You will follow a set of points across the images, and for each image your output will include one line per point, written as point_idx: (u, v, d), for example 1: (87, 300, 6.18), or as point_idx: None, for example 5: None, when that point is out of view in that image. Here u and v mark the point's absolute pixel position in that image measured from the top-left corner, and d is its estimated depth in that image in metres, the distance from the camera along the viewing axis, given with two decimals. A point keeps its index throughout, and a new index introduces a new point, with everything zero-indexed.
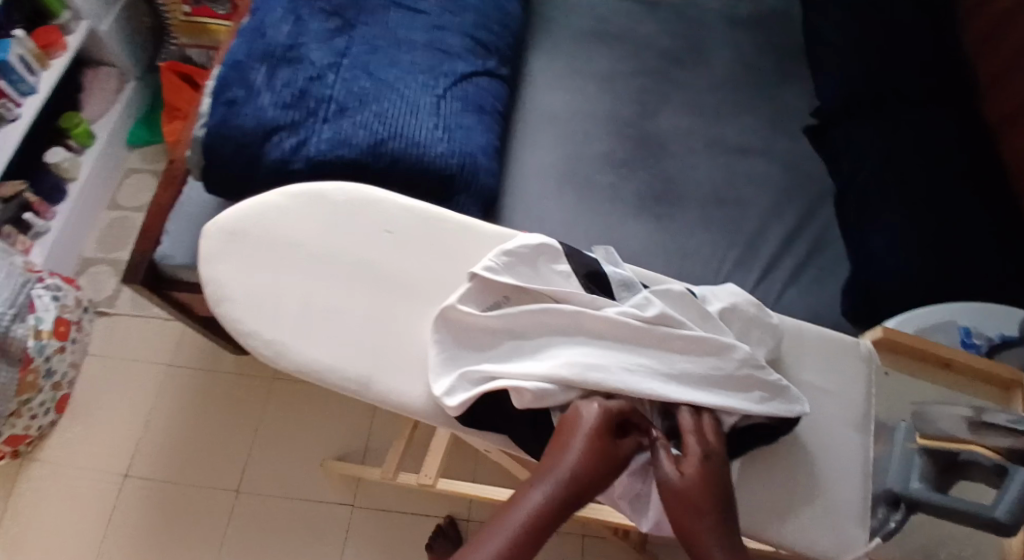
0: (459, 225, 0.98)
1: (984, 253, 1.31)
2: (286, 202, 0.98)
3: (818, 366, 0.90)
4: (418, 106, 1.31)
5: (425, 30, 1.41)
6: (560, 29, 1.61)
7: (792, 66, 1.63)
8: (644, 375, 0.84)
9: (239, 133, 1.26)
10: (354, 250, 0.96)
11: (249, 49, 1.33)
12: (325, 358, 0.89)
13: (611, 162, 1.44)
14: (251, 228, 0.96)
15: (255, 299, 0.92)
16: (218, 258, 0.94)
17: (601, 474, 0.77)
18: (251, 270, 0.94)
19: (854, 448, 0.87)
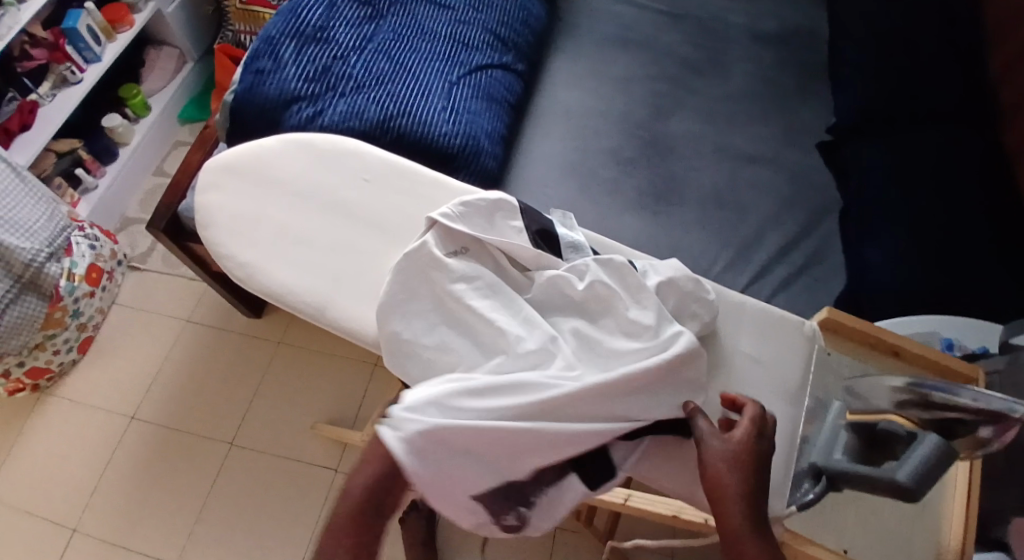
0: (429, 179, 1.05)
1: (987, 274, 1.27)
2: (278, 146, 1.07)
3: (754, 337, 1.04)
4: (430, 90, 1.37)
5: (448, 24, 1.47)
6: (586, 33, 1.64)
7: (815, 79, 1.57)
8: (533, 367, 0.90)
9: (263, 99, 1.34)
10: (330, 190, 1.04)
11: (282, 25, 1.40)
12: (284, 279, 0.99)
13: (618, 158, 1.46)
14: (244, 165, 1.06)
15: (236, 226, 1.02)
16: (211, 188, 1.05)
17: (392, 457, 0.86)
18: (237, 200, 1.04)
19: (782, 413, 1.01)
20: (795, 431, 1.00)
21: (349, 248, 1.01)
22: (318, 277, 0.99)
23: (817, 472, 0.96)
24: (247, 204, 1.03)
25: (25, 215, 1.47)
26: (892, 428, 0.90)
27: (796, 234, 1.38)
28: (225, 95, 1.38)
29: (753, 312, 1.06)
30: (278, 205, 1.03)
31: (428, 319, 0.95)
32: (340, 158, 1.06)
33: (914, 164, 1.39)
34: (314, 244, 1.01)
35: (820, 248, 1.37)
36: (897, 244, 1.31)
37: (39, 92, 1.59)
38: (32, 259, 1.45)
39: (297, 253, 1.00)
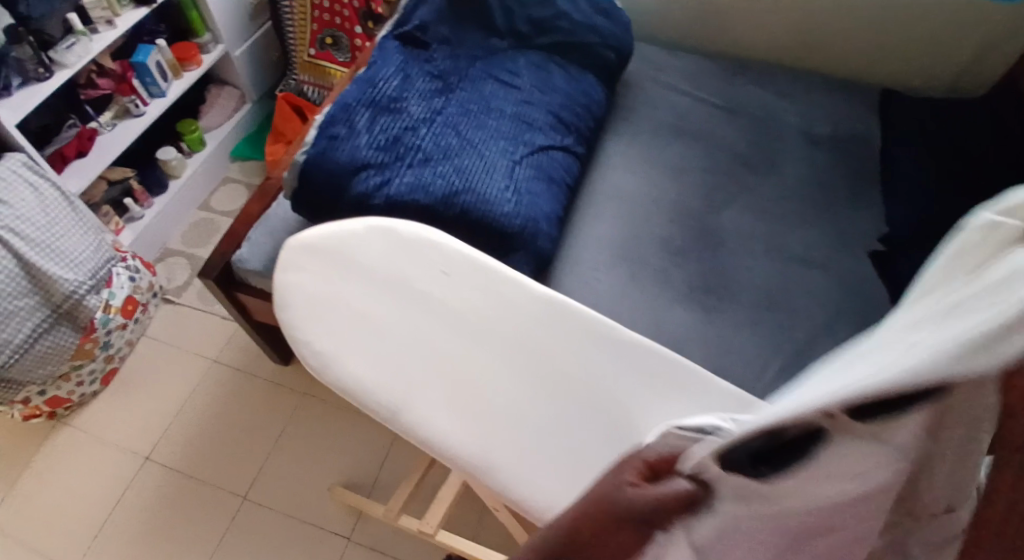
0: (512, 279, 0.97)
1: None
2: (362, 230, 1.02)
3: None
4: (494, 167, 1.38)
5: (514, 103, 1.49)
6: (642, 118, 1.65)
7: (865, 184, 1.52)
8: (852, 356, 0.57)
9: (333, 164, 1.36)
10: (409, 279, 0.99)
11: (359, 95, 1.43)
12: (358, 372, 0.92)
13: (669, 247, 1.45)
14: (328, 244, 1.02)
15: (313, 305, 0.97)
16: (292, 265, 1.00)
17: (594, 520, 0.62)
18: (315, 279, 0.99)
19: None
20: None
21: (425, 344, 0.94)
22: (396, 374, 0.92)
23: None
24: (325, 285, 0.98)
25: (73, 245, 1.47)
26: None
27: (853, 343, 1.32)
28: (296, 154, 1.39)
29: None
30: (354, 294, 0.98)
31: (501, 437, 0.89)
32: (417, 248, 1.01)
33: None
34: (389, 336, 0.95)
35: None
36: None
37: (100, 121, 1.62)
38: (73, 290, 1.45)
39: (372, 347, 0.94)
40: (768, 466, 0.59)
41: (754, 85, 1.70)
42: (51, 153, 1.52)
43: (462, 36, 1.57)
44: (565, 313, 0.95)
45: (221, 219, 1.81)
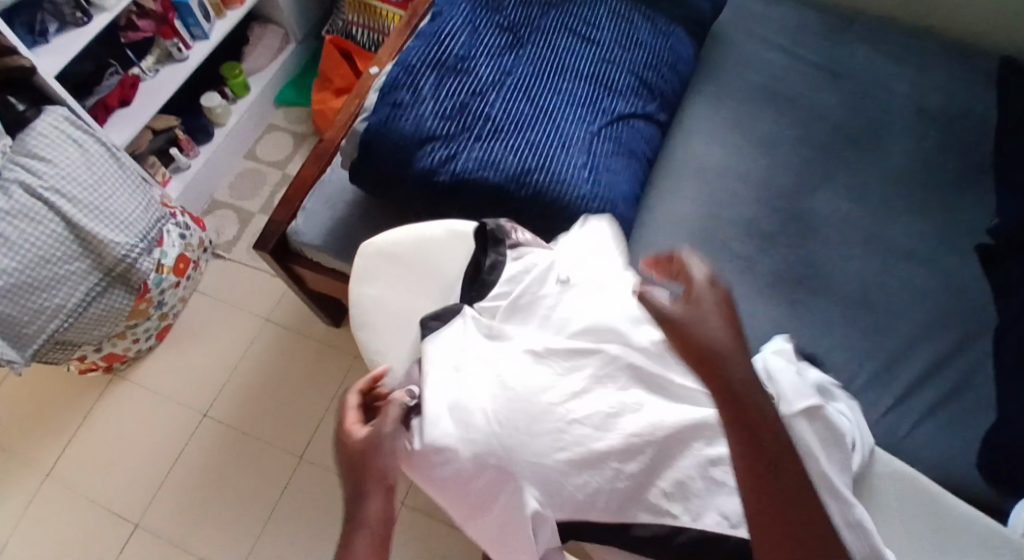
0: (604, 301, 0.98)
1: None
2: (440, 236, 1.09)
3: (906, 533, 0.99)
4: (570, 141, 1.26)
5: (593, 61, 1.36)
6: (730, 80, 1.51)
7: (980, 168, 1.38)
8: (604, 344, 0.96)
9: (397, 136, 1.23)
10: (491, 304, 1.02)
11: (421, 53, 1.29)
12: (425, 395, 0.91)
13: (752, 232, 1.35)
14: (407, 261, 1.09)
15: (392, 319, 1.06)
16: (366, 279, 1.08)
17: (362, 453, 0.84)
18: (391, 292, 1.07)
19: None
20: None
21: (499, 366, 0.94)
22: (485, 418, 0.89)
23: None
24: (403, 299, 1.07)
25: (122, 205, 1.41)
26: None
27: (950, 349, 1.22)
28: (355, 122, 1.27)
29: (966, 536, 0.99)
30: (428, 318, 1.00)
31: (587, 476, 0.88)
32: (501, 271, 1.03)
33: None
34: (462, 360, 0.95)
35: (972, 372, 1.20)
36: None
37: (142, 66, 1.54)
38: (125, 254, 1.39)
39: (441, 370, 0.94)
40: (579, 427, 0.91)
41: (861, 43, 1.54)
42: (94, 104, 1.46)
43: None
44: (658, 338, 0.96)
45: (268, 171, 1.73)
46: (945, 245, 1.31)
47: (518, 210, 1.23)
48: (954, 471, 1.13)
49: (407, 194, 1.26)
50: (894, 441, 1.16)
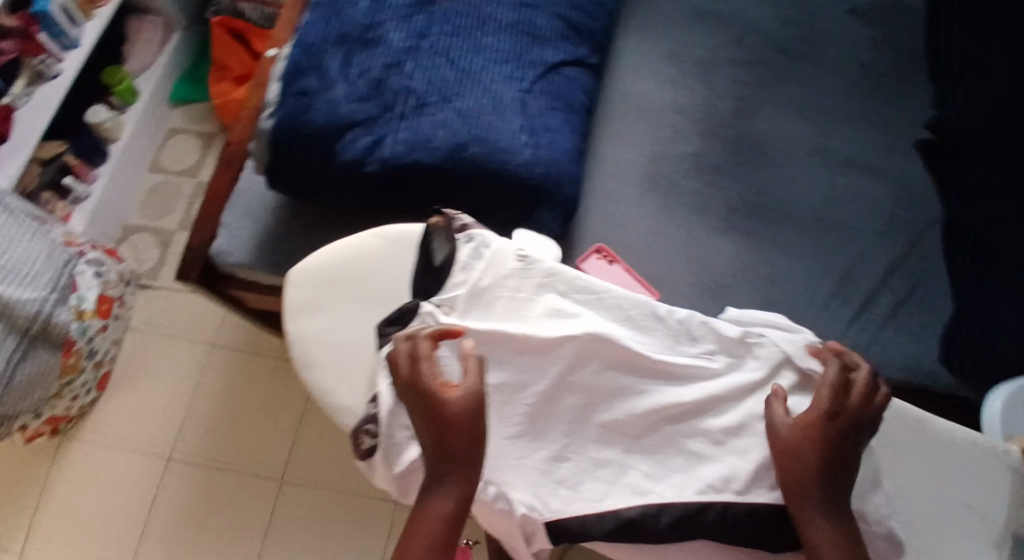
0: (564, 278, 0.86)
1: None
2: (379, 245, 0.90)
3: (962, 481, 0.89)
4: (503, 103, 1.15)
5: (512, 9, 1.24)
6: (656, 6, 1.43)
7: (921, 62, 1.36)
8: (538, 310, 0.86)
9: (312, 129, 1.07)
10: (448, 298, 0.86)
11: (321, 28, 1.12)
12: (385, 422, 0.79)
13: (700, 166, 1.29)
14: (344, 274, 0.89)
15: (346, 356, 0.87)
16: (305, 312, 0.88)
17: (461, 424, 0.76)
18: (339, 323, 0.88)
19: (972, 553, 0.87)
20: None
21: (463, 378, 0.82)
22: None
23: None
24: (352, 328, 0.87)
25: (23, 254, 1.26)
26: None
27: (903, 254, 1.22)
28: (259, 119, 1.09)
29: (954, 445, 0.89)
30: (381, 332, 0.84)
31: (574, 479, 0.82)
32: (453, 260, 0.87)
33: None
34: None
35: (927, 273, 1.21)
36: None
37: (11, 92, 1.35)
38: (40, 307, 1.26)
39: (405, 393, 0.81)
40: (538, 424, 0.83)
41: None
42: None
43: None
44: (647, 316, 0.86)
45: (179, 181, 1.59)
46: (885, 149, 1.30)
47: (461, 190, 1.12)
48: (922, 371, 1.15)
49: (333, 193, 1.11)
50: (867, 352, 1.16)
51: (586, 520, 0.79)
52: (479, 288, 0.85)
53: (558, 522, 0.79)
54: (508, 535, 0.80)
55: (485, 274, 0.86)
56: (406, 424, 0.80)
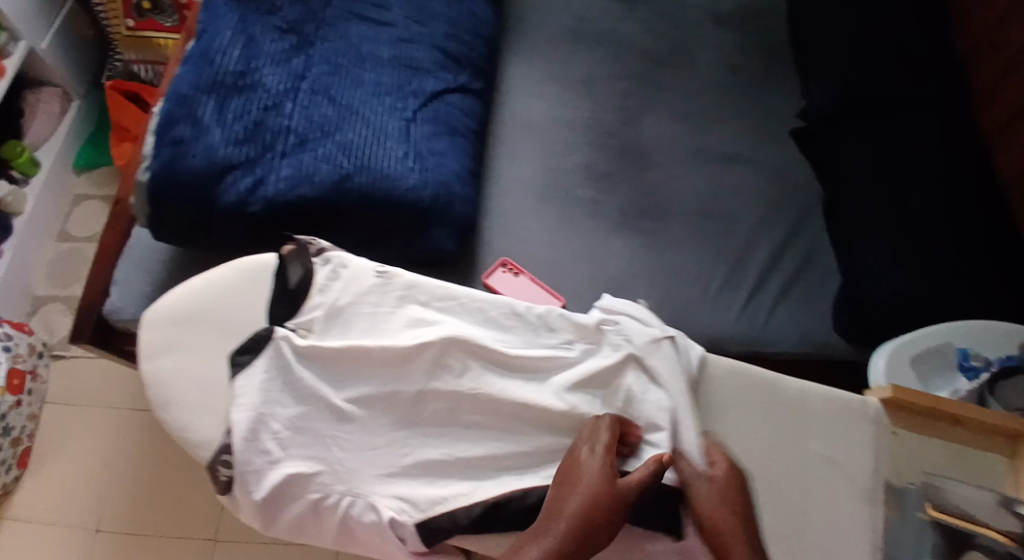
0: (417, 284, 0.83)
1: (978, 264, 1.18)
2: (233, 275, 0.84)
3: (832, 436, 0.89)
4: (385, 133, 1.17)
5: (390, 44, 1.26)
6: (536, 32, 1.50)
7: (778, 67, 1.50)
8: (394, 321, 0.81)
9: (190, 176, 1.07)
10: (305, 321, 0.81)
11: (193, 77, 1.13)
12: (241, 449, 0.73)
13: (593, 175, 1.34)
14: (194, 310, 0.81)
15: (200, 397, 0.77)
16: (155, 350, 0.79)
17: (598, 507, 0.69)
18: (192, 363, 0.78)
19: (862, 514, 0.86)
20: (875, 537, 0.86)
21: (323, 396, 0.77)
22: (320, 447, 0.75)
23: None
24: (203, 363, 0.78)
25: None
26: (991, 546, 0.78)
27: (786, 236, 1.32)
28: (137, 173, 1.09)
29: (815, 403, 0.90)
30: (231, 362, 0.78)
31: (445, 480, 0.75)
32: (309, 283, 0.82)
33: (897, 156, 1.28)
34: (285, 398, 0.76)
35: (812, 249, 1.31)
36: (890, 245, 1.21)
37: None
38: None
39: (261, 419, 0.74)
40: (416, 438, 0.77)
41: None
42: None
43: None
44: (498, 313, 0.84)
45: (88, 247, 1.59)
46: (757, 143, 1.41)
47: (349, 220, 1.13)
48: (818, 338, 1.23)
49: (221, 236, 1.11)
50: (760, 334, 1.23)
51: (456, 515, 0.73)
52: (338, 308, 0.81)
53: (428, 522, 0.72)
54: (378, 547, 0.74)
55: (344, 292, 0.82)
56: (266, 450, 0.74)
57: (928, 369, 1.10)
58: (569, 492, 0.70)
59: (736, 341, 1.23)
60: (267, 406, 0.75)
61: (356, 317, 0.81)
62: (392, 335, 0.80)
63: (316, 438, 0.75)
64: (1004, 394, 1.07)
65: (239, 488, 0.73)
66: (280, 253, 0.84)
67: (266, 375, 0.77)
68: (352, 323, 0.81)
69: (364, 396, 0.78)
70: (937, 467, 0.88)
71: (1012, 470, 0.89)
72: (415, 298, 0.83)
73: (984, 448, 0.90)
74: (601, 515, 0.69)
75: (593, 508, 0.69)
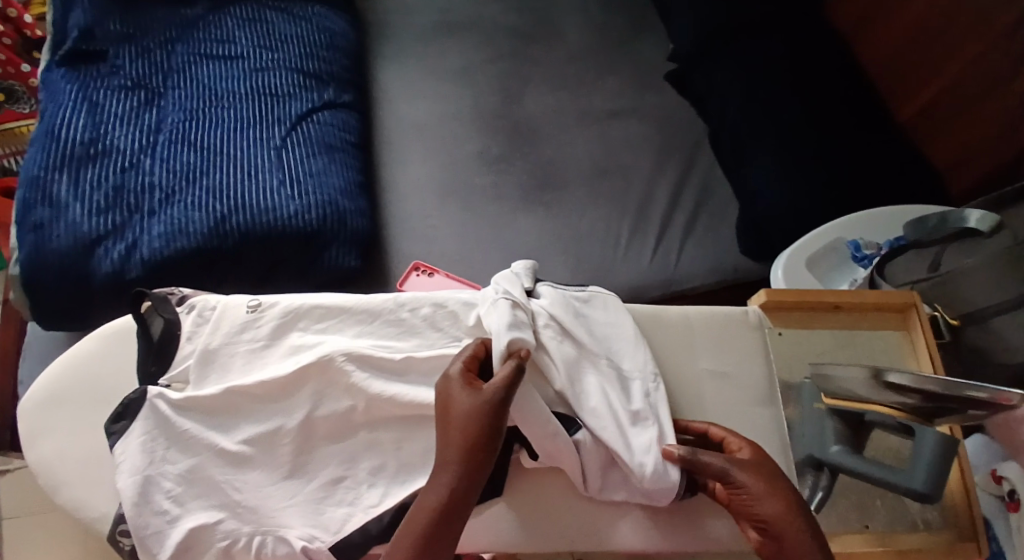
0: (285, 310, 0.83)
1: (862, 157, 1.21)
2: (100, 347, 0.86)
3: (710, 351, 0.89)
4: (255, 166, 1.16)
5: (246, 78, 1.25)
6: (401, 32, 1.48)
7: (641, 17, 1.52)
8: (267, 356, 0.81)
9: (58, 254, 1.05)
10: (179, 374, 0.81)
11: (43, 157, 1.11)
12: (133, 514, 0.73)
13: (487, 160, 1.31)
14: (67, 387, 0.84)
15: (86, 467, 0.80)
16: (38, 434, 0.82)
17: (480, 422, 0.69)
18: (73, 436, 0.82)
19: (765, 417, 0.86)
20: (781, 431, 0.86)
21: (212, 442, 0.76)
22: (217, 496, 0.74)
23: (818, 462, 0.84)
24: (83, 435, 0.82)
25: None
26: (879, 419, 0.80)
27: (682, 173, 1.32)
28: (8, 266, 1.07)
29: (698, 324, 0.90)
30: (107, 433, 0.77)
31: (353, 492, 0.75)
32: (177, 333, 0.82)
33: (768, 70, 1.29)
34: (172, 453, 0.76)
35: (707, 184, 1.32)
36: (774, 158, 1.21)
37: None
38: None
39: (150, 481, 0.74)
40: (319, 454, 0.77)
41: None
42: None
43: (142, 23, 1.26)
44: (372, 312, 0.84)
45: None
46: (636, 91, 1.41)
47: (234, 262, 1.11)
48: (727, 263, 1.24)
49: (107, 309, 1.08)
50: (674, 275, 1.22)
51: (366, 528, 0.73)
52: (211, 351, 0.81)
53: (341, 543, 0.72)
54: None
55: (215, 334, 0.82)
56: (162, 509, 0.73)
57: (827, 266, 1.15)
58: (445, 413, 0.71)
59: (658, 288, 1.21)
60: (154, 466, 0.75)
61: (234, 362, 0.81)
62: (270, 365, 0.81)
63: (212, 485, 0.75)
64: (895, 270, 1.08)
65: (142, 553, 0.72)
66: (140, 311, 0.83)
67: (146, 436, 0.76)
68: (232, 366, 0.81)
69: (257, 434, 0.77)
70: (824, 355, 0.92)
71: (905, 340, 0.92)
72: (289, 328, 0.83)
73: (874, 327, 0.93)
74: (487, 425, 0.69)
75: (470, 427, 0.69)
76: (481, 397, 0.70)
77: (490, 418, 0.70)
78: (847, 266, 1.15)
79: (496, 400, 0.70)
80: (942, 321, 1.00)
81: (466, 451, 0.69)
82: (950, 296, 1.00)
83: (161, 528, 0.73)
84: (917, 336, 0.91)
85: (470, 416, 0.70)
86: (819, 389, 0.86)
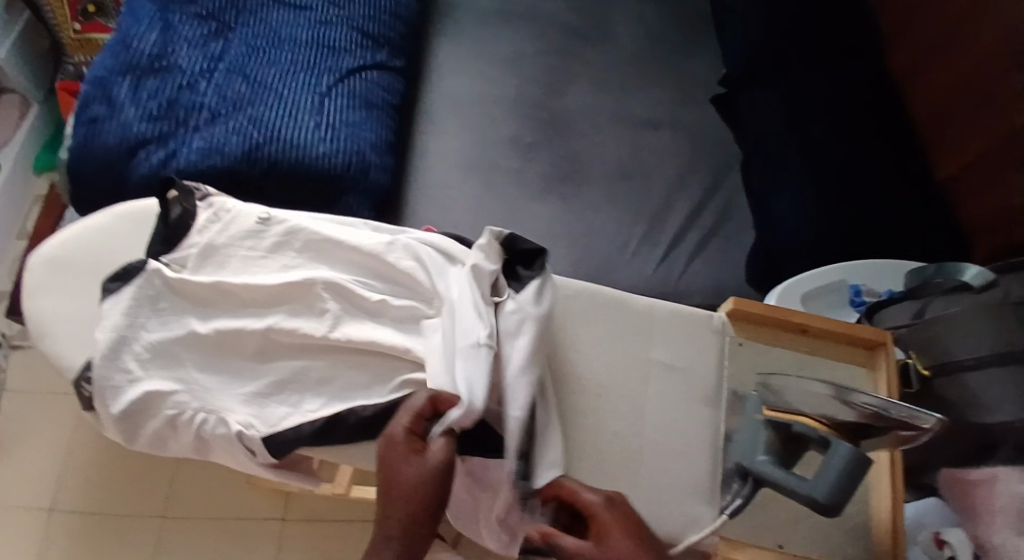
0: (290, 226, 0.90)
1: (878, 204, 1.23)
2: (114, 224, 0.95)
3: (665, 343, 0.95)
4: (297, 105, 1.23)
5: (309, 26, 1.33)
6: (464, 12, 1.55)
7: (698, 38, 1.56)
8: (258, 267, 0.88)
9: (104, 150, 1.14)
10: (180, 258, 0.89)
11: (110, 62, 1.21)
12: (100, 365, 0.81)
13: (517, 145, 1.36)
14: (77, 255, 0.93)
15: (76, 327, 0.89)
16: (41, 290, 0.91)
17: (430, 492, 0.73)
18: (71, 299, 0.91)
19: (703, 416, 0.92)
20: (715, 431, 0.92)
21: (188, 325, 0.84)
22: (178, 370, 0.83)
23: (744, 472, 0.84)
24: (79, 300, 0.90)
25: None
26: (804, 431, 0.80)
27: (704, 192, 1.35)
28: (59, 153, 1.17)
29: (661, 316, 0.96)
30: (102, 289, 0.86)
31: (297, 396, 0.82)
32: (191, 222, 0.91)
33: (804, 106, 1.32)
34: (150, 321, 0.84)
35: (726, 207, 1.35)
36: (795, 190, 1.24)
37: None
38: None
39: (125, 339, 0.82)
40: (280, 357, 0.84)
41: None
42: None
43: None
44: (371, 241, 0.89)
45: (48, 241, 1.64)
46: (675, 106, 1.45)
47: (257, 188, 1.18)
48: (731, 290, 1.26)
49: None
50: (675, 285, 1.25)
51: (299, 429, 0.80)
52: (212, 247, 0.89)
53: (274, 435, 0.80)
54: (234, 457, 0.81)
55: (222, 233, 0.90)
56: (127, 368, 0.82)
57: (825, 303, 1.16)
58: (389, 479, 0.74)
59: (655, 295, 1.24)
60: (132, 329, 0.83)
61: (231, 262, 0.89)
62: (259, 272, 0.88)
63: (176, 360, 0.83)
64: (886, 316, 1.09)
65: (99, 401, 0.81)
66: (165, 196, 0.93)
67: (133, 302, 0.84)
68: (227, 266, 0.88)
69: (228, 328, 0.84)
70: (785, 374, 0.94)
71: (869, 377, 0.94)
72: (290, 244, 0.90)
73: (840, 357, 0.96)
74: (436, 498, 0.73)
75: (419, 496, 0.73)
76: (430, 467, 0.74)
77: (439, 488, 0.74)
78: (846, 308, 1.16)
79: (445, 472, 0.74)
80: (913, 369, 1.01)
81: (414, 519, 0.72)
82: (926, 346, 1.01)
83: (121, 384, 0.81)
84: (881, 373, 0.93)
85: (420, 486, 0.73)
86: (765, 401, 0.88)
